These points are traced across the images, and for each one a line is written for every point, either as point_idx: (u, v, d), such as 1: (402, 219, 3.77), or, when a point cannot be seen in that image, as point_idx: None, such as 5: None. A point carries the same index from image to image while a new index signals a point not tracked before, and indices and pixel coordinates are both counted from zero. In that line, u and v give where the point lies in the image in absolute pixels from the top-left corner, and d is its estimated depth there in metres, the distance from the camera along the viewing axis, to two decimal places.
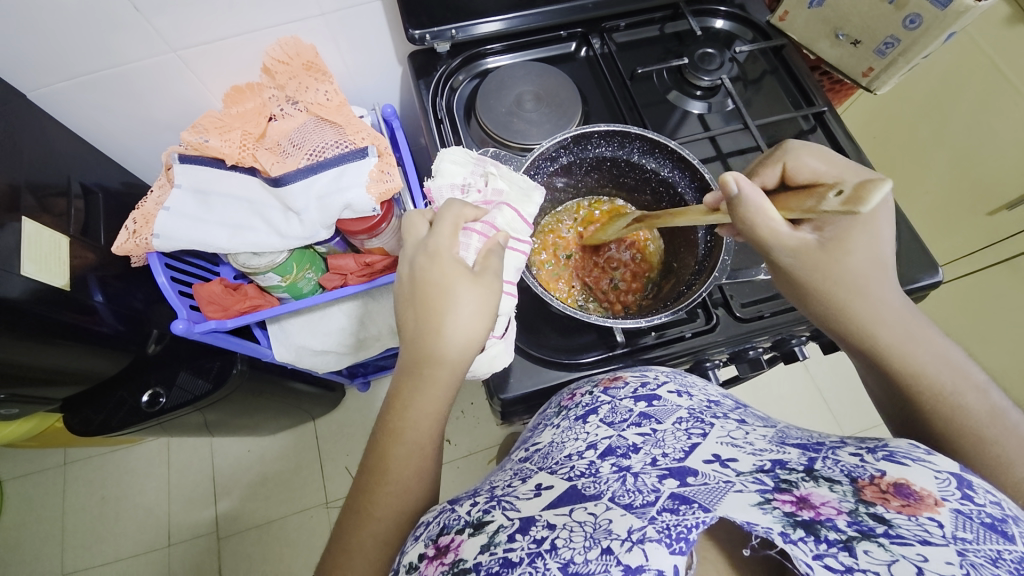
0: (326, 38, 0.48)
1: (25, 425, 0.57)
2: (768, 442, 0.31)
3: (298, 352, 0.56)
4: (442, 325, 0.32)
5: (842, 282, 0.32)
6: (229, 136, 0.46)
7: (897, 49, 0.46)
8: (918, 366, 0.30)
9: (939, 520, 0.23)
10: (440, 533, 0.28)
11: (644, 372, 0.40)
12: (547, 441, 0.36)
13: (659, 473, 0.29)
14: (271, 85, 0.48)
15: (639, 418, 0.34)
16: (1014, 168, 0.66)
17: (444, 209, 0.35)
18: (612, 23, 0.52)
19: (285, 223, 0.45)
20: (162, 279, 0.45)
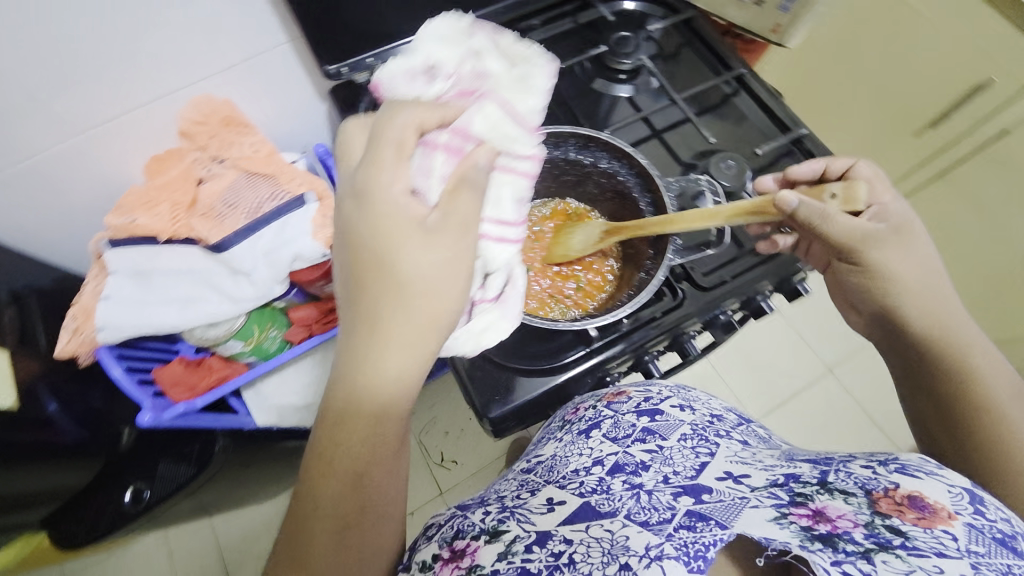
0: (243, 91, 0.46)
1: (8, 551, 0.52)
2: (777, 459, 0.37)
3: (280, 412, 0.55)
4: (401, 295, 0.26)
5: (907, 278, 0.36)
6: (158, 210, 0.44)
7: (798, 3, 0.47)
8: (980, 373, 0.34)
9: (954, 534, 0.27)
10: (456, 537, 0.34)
11: (647, 388, 0.45)
12: (550, 455, 0.42)
13: (672, 491, 0.34)
14: (192, 147, 0.45)
15: (642, 433, 0.40)
16: (931, 89, 0.69)
17: (388, 119, 0.27)
18: (526, 23, 0.52)
19: (236, 287, 0.44)
20: (117, 373, 0.43)
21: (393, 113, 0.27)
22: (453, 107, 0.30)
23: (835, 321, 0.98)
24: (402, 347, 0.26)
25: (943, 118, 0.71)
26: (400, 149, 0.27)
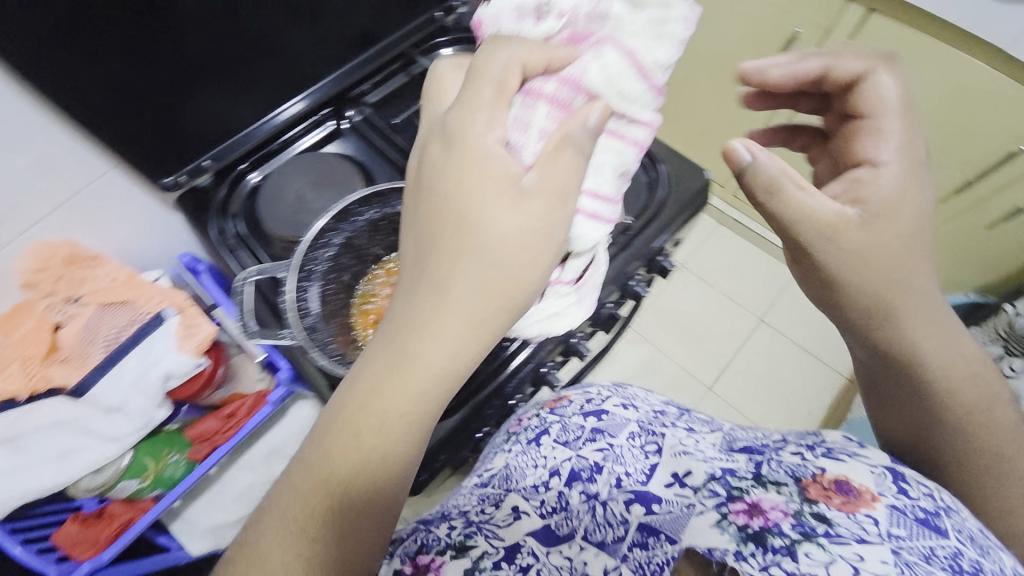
0: (82, 225, 0.45)
1: None
2: (718, 451, 0.39)
3: (216, 534, 0.53)
4: (480, 242, 0.26)
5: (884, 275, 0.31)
6: (7, 372, 0.41)
7: None
8: (955, 383, 0.33)
9: (876, 517, 0.28)
10: (420, 552, 0.36)
11: (589, 389, 0.48)
12: (502, 465, 0.42)
13: (625, 500, 0.36)
14: (39, 295, 0.43)
15: (591, 433, 0.42)
16: None
17: (489, 58, 0.27)
18: (359, 90, 0.54)
19: (114, 424, 0.44)
20: (16, 549, 0.41)
21: (493, 53, 0.27)
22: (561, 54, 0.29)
23: (753, 272, 1.02)
24: (460, 309, 0.26)
25: None
26: (501, 90, 0.27)
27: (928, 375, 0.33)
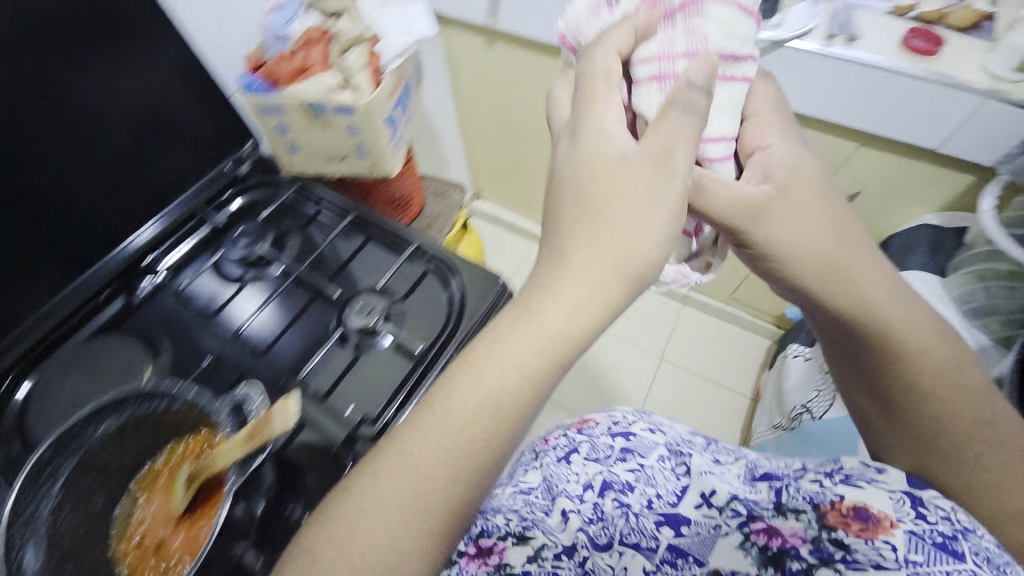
0: None
1: None
2: (743, 482, 0.38)
3: None
4: (597, 218, 0.28)
5: (806, 247, 0.32)
6: None
7: (368, 147, 0.49)
8: (931, 348, 0.32)
9: (894, 543, 0.28)
10: (482, 536, 0.39)
11: (614, 413, 0.52)
12: (541, 479, 0.46)
13: (656, 518, 0.36)
14: None
15: (621, 452, 0.45)
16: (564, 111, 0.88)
17: (589, 59, 0.31)
18: (144, 258, 0.44)
19: None
20: None
21: (592, 52, 0.31)
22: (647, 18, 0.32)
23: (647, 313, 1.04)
24: (588, 280, 0.27)
25: None
26: (610, 79, 0.30)
27: (902, 344, 0.32)
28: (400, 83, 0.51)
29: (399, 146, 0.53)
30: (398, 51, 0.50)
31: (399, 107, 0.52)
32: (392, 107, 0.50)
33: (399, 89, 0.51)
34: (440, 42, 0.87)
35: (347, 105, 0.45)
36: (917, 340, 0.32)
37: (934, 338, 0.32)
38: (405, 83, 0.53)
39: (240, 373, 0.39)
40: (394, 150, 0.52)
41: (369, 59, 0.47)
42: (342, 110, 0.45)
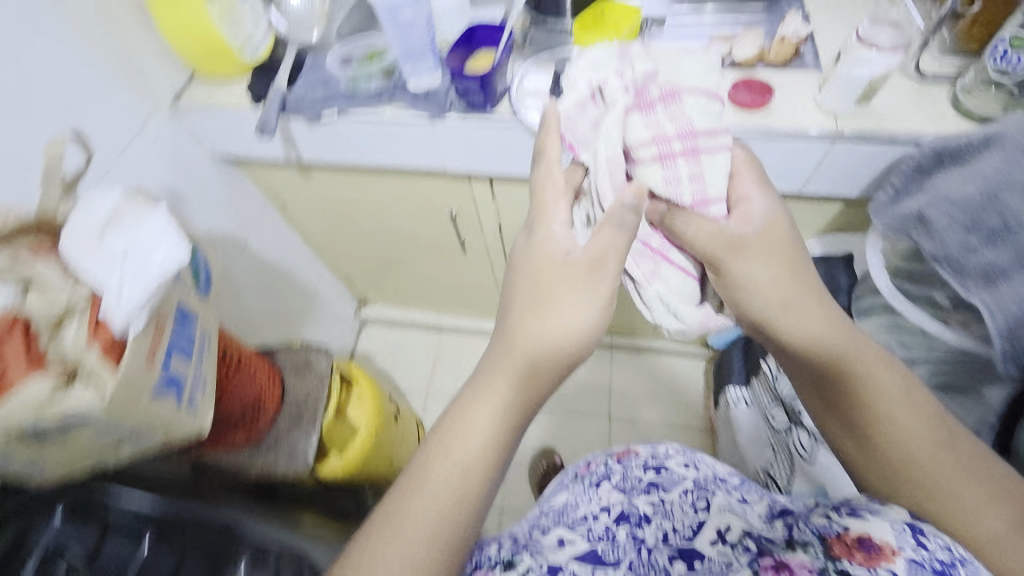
0: None
1: None
2: (762, 522, 0.53)
3: None
4: (545, 310, 0.46)
5: (757, 278, 0.47)
6: None
7: (154, 425, 0.53)
8: (855, 358, 0.45)
9: (896, 569, 0.38)
10: (474, 569, 0.50)
11: (656, 447, 0.68)
12: (564, 501, 0.66)
13: (669, 552, 0.52)
14: None
15: (648, 486, 0.62)
16: (386, 206, 1.02)
17: (548, 156, 0.48)
18: None
19: None
20: None
21: (553, 152, 0.48)
22: (554, 116, 0.49)
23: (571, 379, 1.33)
24: (506, 390, 0.45)
25: (450, 212, 1.00)
26: (557, 188, 0.48)
27: (830, 351, 0.45)
28: (167, 333, 0.54)
29: (193, 384, 0.58)
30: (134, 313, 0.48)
31: (181, 351, 0.57)
32: (163, 367, 0.53)
33: (167, 336, 0.54)
34: (247, 179, 0.99)
35: (86, 404, 0.46)
36: (848, 353, 0.45)
37: (864, 354, 0.45)
38: (176, 312, 0.56)
39: None
40: (185, 400, 0.56)
41: (94, 332, 0.48)
42: (74, 411, 0.46)
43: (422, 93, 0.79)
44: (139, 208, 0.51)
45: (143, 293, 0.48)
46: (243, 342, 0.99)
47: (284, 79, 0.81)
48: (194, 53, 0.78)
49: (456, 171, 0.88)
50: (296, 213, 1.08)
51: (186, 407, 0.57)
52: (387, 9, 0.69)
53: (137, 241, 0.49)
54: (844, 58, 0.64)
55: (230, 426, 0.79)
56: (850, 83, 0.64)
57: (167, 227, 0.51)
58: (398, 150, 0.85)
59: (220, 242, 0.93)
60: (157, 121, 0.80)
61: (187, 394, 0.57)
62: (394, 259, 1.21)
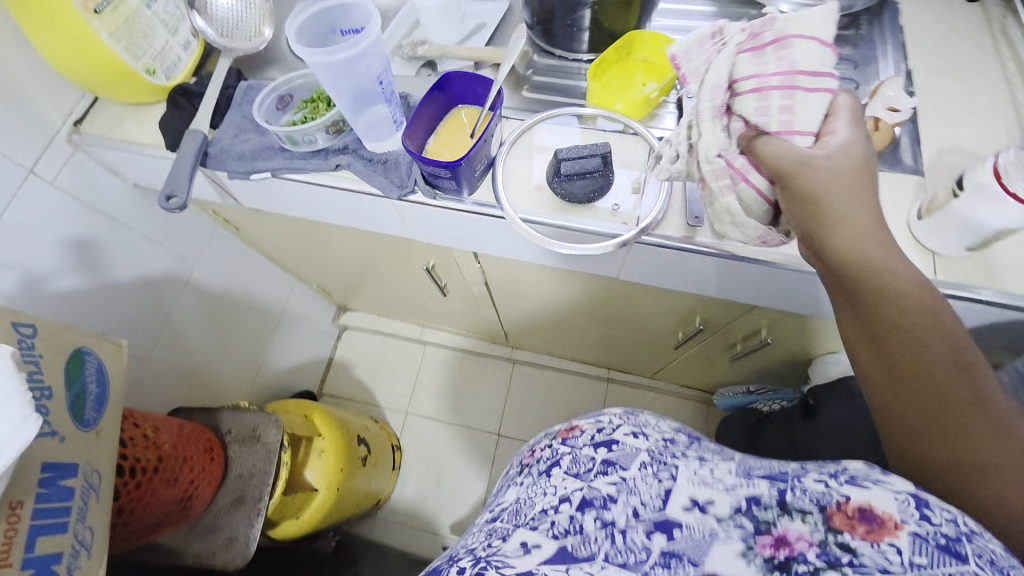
0: None
1: None
2: (737, 475, 0.51)
3: None
4: None
5: (829, 201, 0.53)
6: None
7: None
8: (907, 301, 0.52)
9: (899, 546, 0.40)
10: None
11: (597, 418, 0.64)
12: (510, 499, 0.58)
13: (644, 531, 0.47)
14: None
15: (602, 462, 0.56)
16: (351, 250, 1.14)
17: None
18: None
19: None
20: None
21: None
22: None
23: (535, 414, 1.66)
24: None
25: (432, 263, 1.06)
26: None
27: (886, 284, 0.52)
28: (27, 511, 0.56)
29: (74, 552, 0.60)
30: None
31: (52, 526, 0.58)
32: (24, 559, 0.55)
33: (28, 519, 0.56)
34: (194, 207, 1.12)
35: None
36: (903, 292, 0.52)
37: (918, 296, 0.52)
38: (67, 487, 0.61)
39: None
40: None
41: None
42: None
43: (379, 158, 0.75)
44: None
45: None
46: (174, 385, 1.16)
47: (203, 123, 0.80)
48: (95, 80, 0.79)
49: (426, 240, 0.92)
50: (252, 233, 1.22)
51: None
52: (325, 65, 0.65)
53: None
54: (969, 187, 0.63)
55: (165, 520, 0.92)
56: (975, 229, 0.64)
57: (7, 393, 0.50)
58: (359, 220, 0.88)
59: (144, 288, 1.04)
60: (45, 161, 0.85)
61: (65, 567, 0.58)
62: (363, 263, 1.23)
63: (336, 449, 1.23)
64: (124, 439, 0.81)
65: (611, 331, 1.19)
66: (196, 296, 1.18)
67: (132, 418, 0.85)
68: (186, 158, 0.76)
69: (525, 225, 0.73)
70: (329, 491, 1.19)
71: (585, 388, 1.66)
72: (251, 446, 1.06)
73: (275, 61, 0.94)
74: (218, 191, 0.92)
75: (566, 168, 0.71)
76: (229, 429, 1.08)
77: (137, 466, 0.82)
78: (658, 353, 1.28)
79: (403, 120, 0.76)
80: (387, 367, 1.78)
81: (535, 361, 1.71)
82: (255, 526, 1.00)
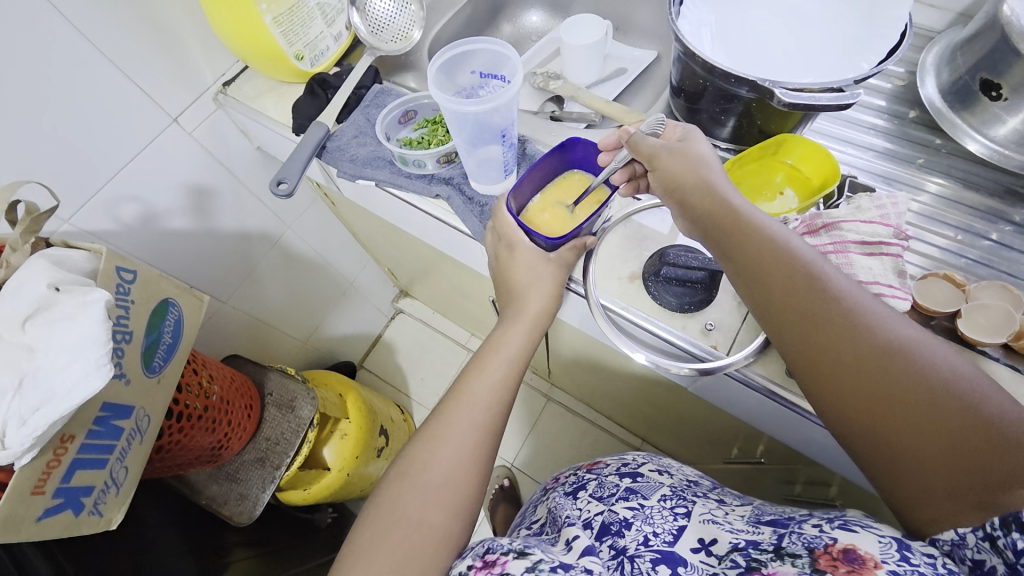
0: None
1: None
2: (747, 523, 0.58)
3: None
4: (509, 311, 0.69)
5: (699, 181, 0.60)
6: None
7: (60, 518, 0.63)
8: (793, 251, 0.55)
9: None
10: (488, 553, 0.54)
11: (623, 457, 0.79)
12: (541, 514, 0.77)
13: (651, 554, 0.56)
14: None
15: (624, 489, 0.69)
16: (429, 259, 1.16)
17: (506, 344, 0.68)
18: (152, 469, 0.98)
19: None
20: None
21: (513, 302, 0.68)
22: None
23: (555, 460, 1.62)
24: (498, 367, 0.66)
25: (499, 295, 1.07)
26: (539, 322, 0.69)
27: (766, 242, 0.56)
28: (75, 446, 0.64)
29: (104, 488, 0.69)
30: (40, 431, 0.56)
31: (92, 461, 0.67)
32: (59, 487, 0.63)
33: (74, 453, 0.64)
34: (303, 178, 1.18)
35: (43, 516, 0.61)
36: (783, 246, 0.55)
37: (797, 255, 0.55)
38: (116, 428, 0.69)
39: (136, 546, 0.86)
40: (88, 507, 0.67)
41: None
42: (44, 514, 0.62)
43: (480, 200, 0.77)
44: (78, 296, 0.60)
45: (43, 423, 0.56)
46: (239, 335, 1.23)
47: (330, 117, 0.84)
48: (248, 54, 0.85)
49: None
50: (344, 213, 1.25)
51: (89, 512, 0.68)
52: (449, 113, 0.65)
53: (53, 360, 0.58)
54: None
55: (191, 463, 0.97)
56: None
57: (93, 344, 0.59)
58: (442, 243, 0.90)
59: (241, 240, 1.12)
60: (190, 112, 0.93)
61: (95, 496, 0.68)
62: (437, 271, 1.24)
63: (358, 436, 1.27)
64: (181, 385, 0.87)
65: (660, 414, 1.14)
66: (282, 256, 1.25)
67: (193, 364, 0.91)
68: (305, 150, 0.81)
69: (603, 313, 0.69)
70: (339, 473, 1.22)
71: (615, 449, 1.61)
72: (284, 414, 1.12)
73: (414, 66, 0.96)
74: (327, 178, 0.95)
75: (667, 271, 0.67)
76: (272, 391, 1.15)
77: (185, 413, 0.88)
78: (702, 454, 1.19)
79: (512, 168, 0.76)
80: (429, 360, 1.80)
81: (574, 406, 1.67)
82: (266, 491, 1.06)
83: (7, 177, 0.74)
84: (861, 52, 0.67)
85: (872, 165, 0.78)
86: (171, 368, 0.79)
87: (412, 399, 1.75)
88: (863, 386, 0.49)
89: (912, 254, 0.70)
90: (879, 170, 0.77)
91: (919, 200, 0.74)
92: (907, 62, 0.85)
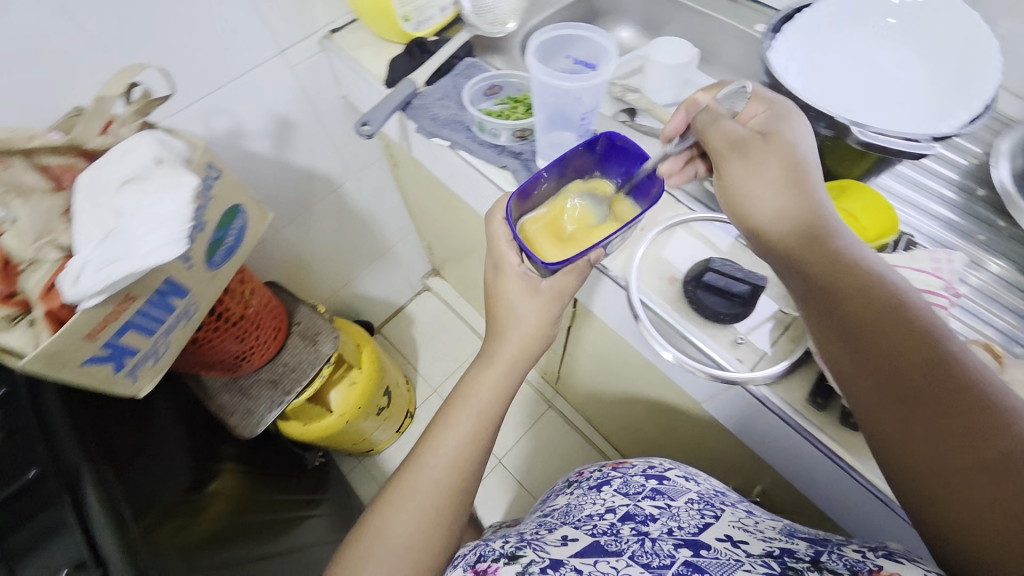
0: None
1: None
2: (780, 535, 0.60)
3: None
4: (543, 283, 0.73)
5: (786, 208, 0.57)
6: None
7: (99, 367, 0.68)
8: (880, 293, 0.50)
9: None
10: (479, 564, 0.61)
11: (651, 461, 0.84)
12: (562, 502, 0.81)
13: (672, 543, 0.59)
14: None
15: (651, 490, 0.73)
16: (473, 236, 1.20)
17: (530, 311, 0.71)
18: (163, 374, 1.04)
19: None
20: None
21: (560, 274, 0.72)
22: None
23: (544, 466, 1.63)
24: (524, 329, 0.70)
25: None
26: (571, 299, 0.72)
27: (849, 279, 0.51)
28: (135, 305, 0.68)
29: (145, 355, 0.74)
30: (112, 282, 0.60)
31: (145, 326, 0.71)
32: (110, 339, 0.67)
33: (132, 311, 0.68)
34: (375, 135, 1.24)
35: (86, 362, 0.66)
36: (868, 284, 0.51)
37: (884, 297, 0.50)
38: (171, 304, 0.74)
39: (143, 429, 0.90)
40: (127, 368, 0.72)
41: (47, 296, 0.62)
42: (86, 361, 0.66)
43: None
44: (174, 174, 0.65)
45: (118, 275, 0.60)
46: (280, 266, 1.29)
47: (422, 76, 0.90)
48: (361, 3, 0.91)
49: None
50: (405, 176, 1.31)
51: (126, 372, 0.72)
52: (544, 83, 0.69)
53: (139, 223, 0.62)
54: None
55: (211, 365, 1.01)
56: None
57: (176, 218, 0.63)
58: None
59: (306, 177, 1.18)
60: (296, 48, 0.99)
61: (135, 359, 0.72)
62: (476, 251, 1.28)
63: (365, 387, 1.30)
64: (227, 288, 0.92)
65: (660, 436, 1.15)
66: (337, 203, 1.31)
67: (241, 274, 0.95)
68: (392, 101, 0.87)
69: (639, 306, 0.72)
70: (340, 418, 1.26)
71: None
72: (307, 345, 1.16)
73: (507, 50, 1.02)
74: (401, 134, 1.00)
75: (710, 277, 0.69)
76: (299, 321, 1.19)
77: (225, 314, 0.92)
78: None
79: None
80: (444, 340, 1.84)
81: (576, 418, 1.68)
82: (271, 413, 1.10)
83: (127, 62, 0.80)
84: (944, 116, 0.68)
85: (935, 233, 0.79)
86: (225, 268, 0.83)
87: (419, 374, 1.79)
88: (938, 451, 0.43)
89: (958, 322, 0.70)
90: (943, 237, 0.78)
91: (977, 274, 0.75)
92: (982, 142, 0.86)
